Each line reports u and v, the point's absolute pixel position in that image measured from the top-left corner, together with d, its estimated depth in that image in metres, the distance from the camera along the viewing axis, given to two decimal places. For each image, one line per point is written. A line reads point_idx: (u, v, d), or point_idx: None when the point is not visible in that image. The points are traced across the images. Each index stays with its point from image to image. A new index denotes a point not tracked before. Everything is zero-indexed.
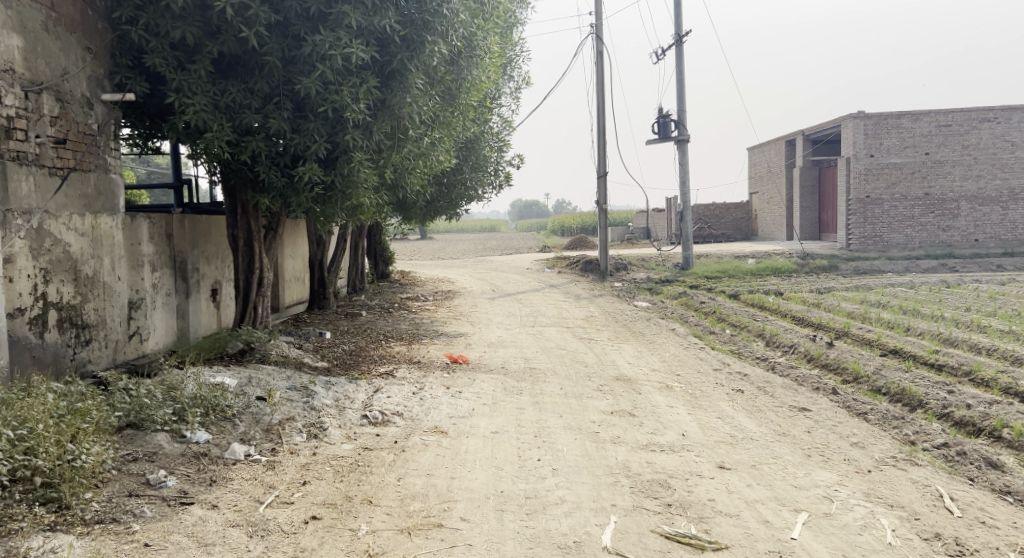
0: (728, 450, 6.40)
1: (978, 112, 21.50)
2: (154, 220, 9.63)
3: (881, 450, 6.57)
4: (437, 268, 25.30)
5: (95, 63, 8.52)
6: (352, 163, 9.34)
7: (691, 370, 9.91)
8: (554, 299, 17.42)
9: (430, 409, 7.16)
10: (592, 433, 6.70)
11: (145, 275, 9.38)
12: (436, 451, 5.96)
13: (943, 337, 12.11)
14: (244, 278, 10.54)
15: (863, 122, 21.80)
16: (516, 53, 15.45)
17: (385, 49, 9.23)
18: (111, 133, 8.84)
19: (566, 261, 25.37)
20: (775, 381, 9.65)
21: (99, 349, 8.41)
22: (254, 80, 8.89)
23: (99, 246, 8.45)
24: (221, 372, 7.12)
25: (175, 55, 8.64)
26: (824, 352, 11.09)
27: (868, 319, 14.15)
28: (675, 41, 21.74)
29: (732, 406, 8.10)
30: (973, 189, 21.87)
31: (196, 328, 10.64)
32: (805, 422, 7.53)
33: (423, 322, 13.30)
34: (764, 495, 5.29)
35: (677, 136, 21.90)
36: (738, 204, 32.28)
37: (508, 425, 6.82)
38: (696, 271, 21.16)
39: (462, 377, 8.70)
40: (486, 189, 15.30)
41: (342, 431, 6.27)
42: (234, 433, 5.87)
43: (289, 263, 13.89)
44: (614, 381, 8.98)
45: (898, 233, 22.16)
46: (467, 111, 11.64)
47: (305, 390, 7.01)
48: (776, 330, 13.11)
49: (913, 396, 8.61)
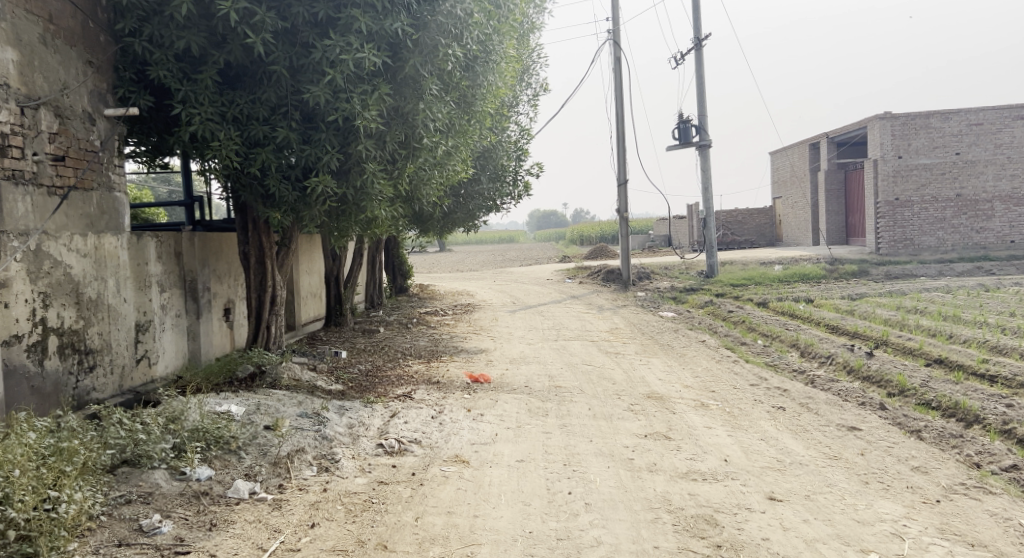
0: (777, 478, 5.86)
1: (1010, 109, 20.81)
2: (162, 239, 9.25)
3: (948, 476, 6.00)
4: (455, 281, 24.81)
5: (97, 76, 8.15)
6: (365, 175, 8.89)
7: (726, 386, 9.34)
8: (576, 311, 16.88)
9: (450, 436, 6.66)
10: (627, 460, 6.19)
11: (153, 296, 8.99)
12: (457, 484, 5.47)
13: (990, 345, 11.46)
14: (257, 298, 10.12)
15: (890, 123, 21.14)
16: (533, 59, 15.00)
17: (397, 55, 8.83)
18: (114, 149, 8.46)
19: (588, 270, 24.82)
20: (817, 396, 9.05)
21: (104, 375, 8.02)
22: (263, 90, 8.48)
23: (103, 268, 8.06)
24: (227, 399, 6.65)
25: (181, 66, 8.25)
26: (866, 363, 10.45)
27: (907, 326, 13.49)
28: (694, 45, 21.29)
29: (775, 426, 7.55)
30: (1008, 189, 21.12)
31: (208, 349, 10.24)
32: (857, 443, 6.96)
33: (442, 339, 12.82)
34: (826, 533, 4.78)
35: (699, 141, 21.38)
36: (762, 208, 31.59)
37: (534, 452, 6.31)
38: (721, 279, 20.56)
39: (484, 398, 8.20)
40: (505, 199, 14.79)
41: (356, 463, 5.79)
42: (239, 468, 5.42)
43: (305, 279, 13.51)
44: (645, 400, 8.44)
45: (930, 236, 21.42)
46: (484, 119, 11.17)
47: (316, 417, 6.54)
48: (811, 339, 12.49)
49: (969, 411, 8.01)
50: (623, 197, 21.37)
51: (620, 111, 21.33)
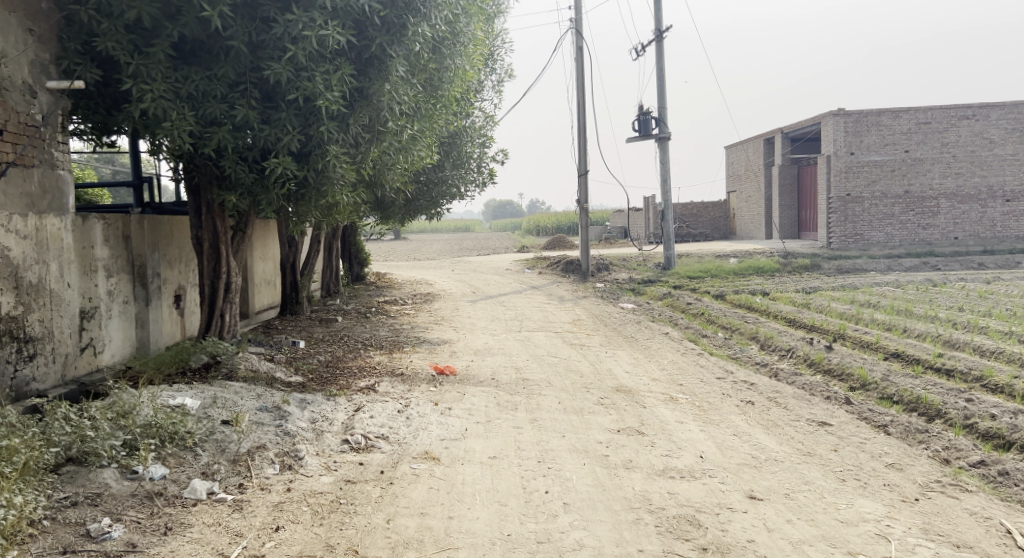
0: (754, 475, 5.75)
1: (958, 109, 21.17)
2: (109, 221, 8.77)
3: (922, 473, 5.93)
4: (413, 269, 24.46)
5: (38, 46, 7.65)
6: (327, 158, 8.55)
7: (693, 380, 9.24)
8: (537, 302, 16.67)
9: (418, 431, 6.41)
10: (602, 457, 6.02)
11: (100, 282, 8.53)
12: (428, 483, 5.23)
13: (944, 340, 11.57)
14: (210, 285, 9.68)
15: (844, 119, 21.32)
16: (498, 44, 14.71)
17: (363, 33, 8.50)
18: (57, 125, 7.96)
19: (547, 261, 24.67)
20: (784, 390, 8.99)
21: (45, 365, 7.56)
22: (219, 66, 8.06)
23: (44, 251, 7.59)
24: (181, 392, 6.29)
25: (131, 38, 7.78)
26: (826, 356, 10.46)
27: (863, 320, 13.59)
28: (655, 36, 21.24)
29: (745, 421, 7.45)
30: (953, 187, 21.51)
31: (158, 337, 9.79)
32: (829, 439, 6.89)
33: (403, 329, 12.52)
34: (811, 534, 4.70)
35: (659, 132, 21.36)
36: (718, 201, 31.81)
37: (506, 448, 6.10)
38: (678, 271, 20.59)
39: (451, 392, 7.95)
40: (469, 187, 14.51)
41: (320, 461, 5.50)
42: (196, 466, 5.08)
43: (259, 265, 13.08)
44: (614, 393, 8.29)
45: (880, 231, 21.76)
46: (450, 103, 10.92)
47: (276, 412, 6.24)
48: (771, 332, 12.49)
49: (931, 406, 8.02)
50: (583, 188, 21.23)
51: (582, 101, 21.17)
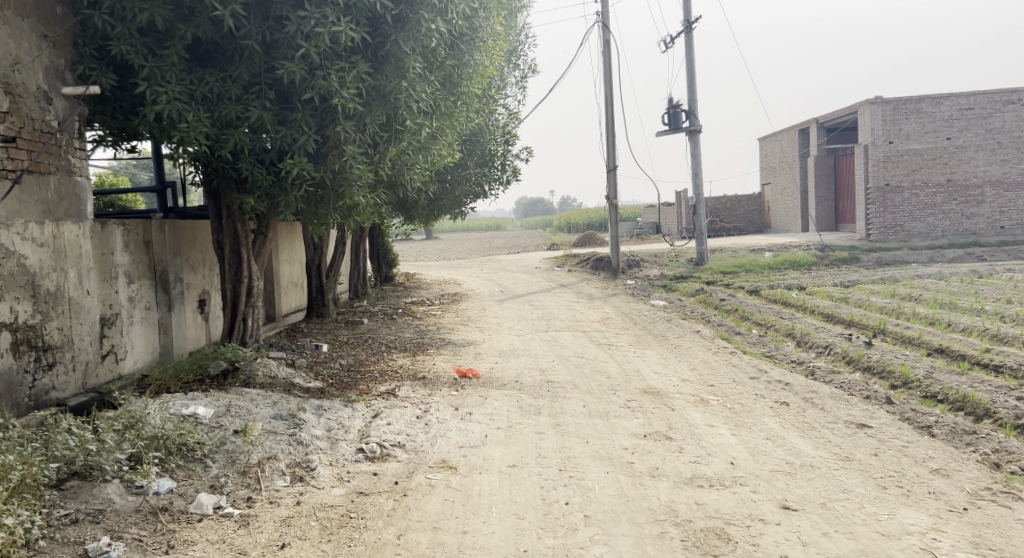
0: (789, 483, 5.45)
1: (1000, 93, 20.44)
2: (129, 227, 8.70)
3: (971, 479, 5.57)
4: (443, 269, 24.32)
5: (53, 51, 7.58)
6: (344, 158, 8.41)
7: (725, 380, 8.91)
8: (566, 300, 16.40)
9: (436, 438, 6.21)
10: (627, 464, 5.75)
11: (120, 288, 8.46)
12: (443, 494, 5.03)
13: (991, 334, 11.07)
14: (232, 290, 9.58)
15: (881, 108, 20.71)
16: (520, 40, 14.47)
17: (378, 30, 8.33)
18: (74, 131, 7.90)
19: (577, 258, 24.37)
20: (821, 390, 8.63)
21: (65, 374, 7.48)
22: (234, 67, 7.93)
23: (62, 258, 7.52)
24: (195, 401, 6.16)
25: (146, 42, 7.69)
26: (865, 353, 10.05)
27: (904, 314, 13.11)
28: (684, 28, 20.86)
29: (780, 424, 7.13)
30: (997, 175, 20.78)
31: (181, 343, 9.71)
32: (869, 443, 6.54)
33: (428, 330, 12.34)
34: (849, 549, 4.40)
35: (689, 126, 20.96)
36: (751, 194, 31.21)
37: (527, 456, 5.87)
38: (711, 266, 20.17)
39: (473, 396, 7.74)
40: (493, 185, 14.30)
41: (333, 471, 5.32)
42: (204, 479, 4.94)
43: (285, 268, 13.01)
44: (642, 395, 8.01)
45: (920, 222, 21.11)
46: (471, 100, 10.75)
47: (291, 420, 6.06)
48: (807, 328, 12.09)
49: (979, 405, 7.62)
50: (612, 183, 20.90)
51: (609, 95, 20.84)
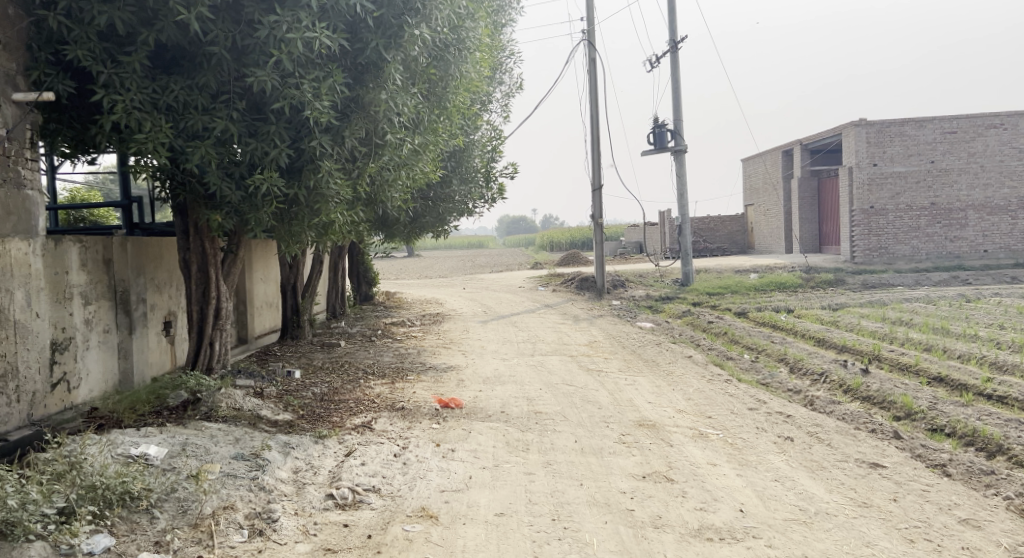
0: (807, 534, 4.96)
1: (984, 117, 20.29)
2: (87, 244, 8.08)
3: (1004, 530, 5.10)
4: (424, 288, 23.71)
5: (4, 55, 6.95)
6: (320, 173, 7.84)
7: (722, 411, 8.38)
8: (551, 322, 15.86)
9: (415, 481, 5.62)
10: (626, 512, 5.21)
11: (75, 310, 7.83)
12: (422, 550, 4.52)
13: (989, 361, 10.63)
14: (199, 312, 8.94)
15: (866, 130, 20.44)
16: (504, 55, 13.99)
17: (356, 37, 7.85)
18: (26, 140, 7.26)
19: (562, 278, 23.86)
20: (825, 423, 8.10)
21: (7, 405, 6.81)
22: (201, 74, 7.33)
23: (7, 278, 6.87)
24: (146, 438, 5.52)
25: (105, 46, 7.11)
26: (864, 381, 9.55)
27: (898, 340, 12.67)
28: (670, 47, 20.57)
29: (787, 462, 6.60)
30: (982, 198, 20.55)
31: (143, 369, 9.03)
32: (886, 485, 6.03)
33: (408, 354, 11.74)
34: None
35: (675, 145, 20.60)
36: (736, 215, 30.92)
37: (515, 501, 5.31)
38: (697, 287, 19.73)
39: (456, 429, 7.17)
40: (477, 203, 13.81)
41: (297, 522, 4.76)
42: (149, 533, 4.43)
43: (259, 288, 12.40)
44: (637, 429, 7.46)
45: (906, 244, 20.79)
46: (454, 114, 10.28)
47: (254, 460, 5.44)
48: (801, 354, 11.63)
49: (991, 440, 7.15)
50: (597, 202, 20.45)
51: (595, 113, 20.45)
